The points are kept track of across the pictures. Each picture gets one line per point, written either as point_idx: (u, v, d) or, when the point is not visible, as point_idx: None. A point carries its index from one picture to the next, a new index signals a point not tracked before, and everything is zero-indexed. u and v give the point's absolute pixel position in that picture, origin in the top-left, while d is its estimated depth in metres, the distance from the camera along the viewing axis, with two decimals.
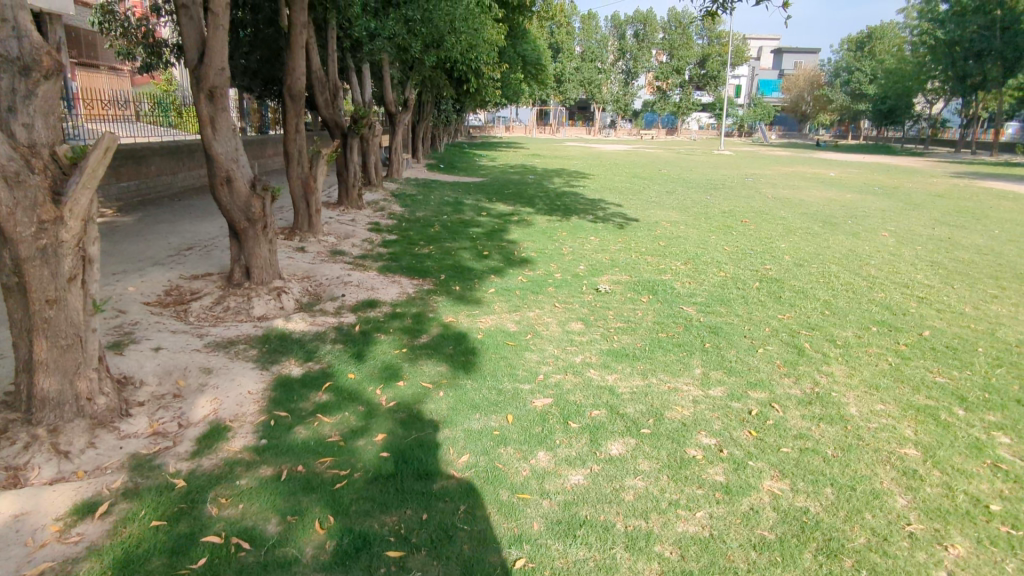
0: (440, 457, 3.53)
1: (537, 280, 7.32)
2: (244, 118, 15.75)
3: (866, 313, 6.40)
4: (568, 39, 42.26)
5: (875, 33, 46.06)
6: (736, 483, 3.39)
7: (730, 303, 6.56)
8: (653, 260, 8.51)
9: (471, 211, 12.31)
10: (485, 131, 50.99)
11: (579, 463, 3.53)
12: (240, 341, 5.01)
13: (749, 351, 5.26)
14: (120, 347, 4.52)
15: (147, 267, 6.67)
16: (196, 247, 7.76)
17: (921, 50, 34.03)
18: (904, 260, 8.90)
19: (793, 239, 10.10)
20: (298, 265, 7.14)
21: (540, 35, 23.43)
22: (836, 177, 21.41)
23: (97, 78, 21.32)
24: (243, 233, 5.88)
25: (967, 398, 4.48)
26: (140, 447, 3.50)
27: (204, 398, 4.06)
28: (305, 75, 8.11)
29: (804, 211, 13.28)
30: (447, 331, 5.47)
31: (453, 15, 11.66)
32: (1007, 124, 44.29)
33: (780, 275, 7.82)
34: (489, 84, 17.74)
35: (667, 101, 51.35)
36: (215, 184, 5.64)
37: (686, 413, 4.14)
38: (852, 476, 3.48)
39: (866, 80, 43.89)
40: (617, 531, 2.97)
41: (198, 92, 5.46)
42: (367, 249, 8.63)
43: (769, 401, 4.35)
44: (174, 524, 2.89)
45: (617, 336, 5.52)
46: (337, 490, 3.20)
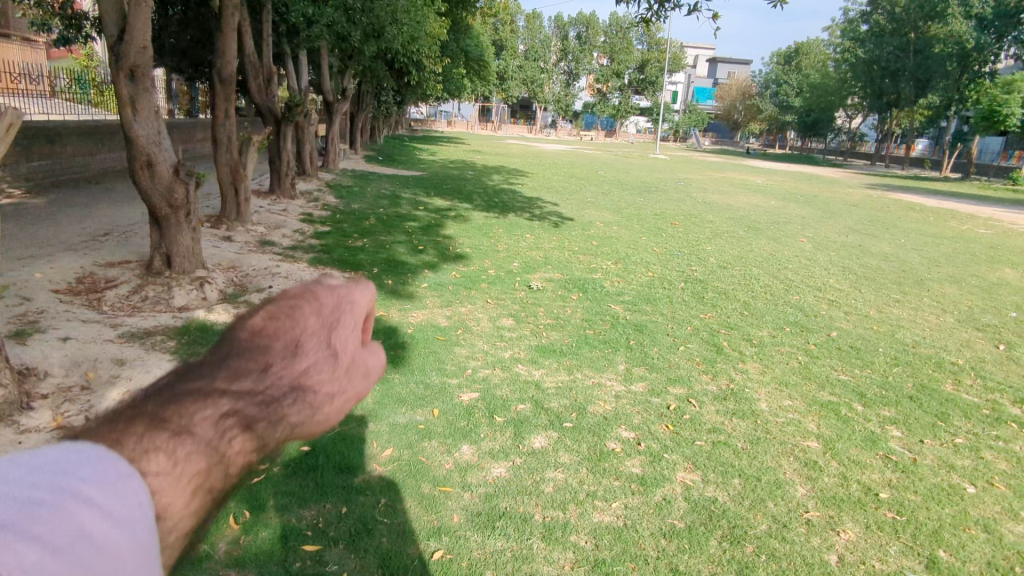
0: (364, 451, 3.52)
1: (471, 276, 7.35)
2: (171, 100, 15.07)
3: (781, 314, 6.77)
4: (512, 37, 42.46)
5: (802, 48, 48.40)
6: (652, 474, 3.53)
7: (656, 303, 6.80)
8: (586, 259, 8.70)
9: (408, 205, 12.21)
10: (427, 125, 50.58)
11: (502, 457, 3.59)
12: (157, 332, 4.82)
13: (671, 349, 5.47)
14: (23, 337, 4.26)
15: (57, 252, 6.30)
16: (113, 233, 7.39)
17: (843, 67, 36.01)
18: (818, 265, 9.45)
19: (719, 243, 10.54)
20: (224, 255, 6.91)
21: (483, 31, 23.45)
22: (763, 183, 22.44)
23: (8, 49, 19.96)
24: (165, 219, 5.65)
25: (866, 395, 4.82)
26: (42, 441, 3.33)
27: (115, 391, 3.89)
28: (236, 58, 7.85)
29: (731, 216, 13.86)
30: (376, 325, 5.44)
31: (395, 7, 11.53)
32: (918, 141, 47.47)
33: (705, 276, 8.16)
34: (430, 77, 17.63)
35: (607, 103, 52.36)
36: (134, 168, 5.39)
37: (608, 408, 4.28)
38: (758, 467, 3.69)
39: (793, 93, 46.10)
40: (535, 522, 3.05)
41: (117, 70, 5.21)
42: (298, 240, 8.43)
43: (686, 397, 4.56)
44: None
45: (546, 333, 5.63)
46: (254, 485, 3.14)
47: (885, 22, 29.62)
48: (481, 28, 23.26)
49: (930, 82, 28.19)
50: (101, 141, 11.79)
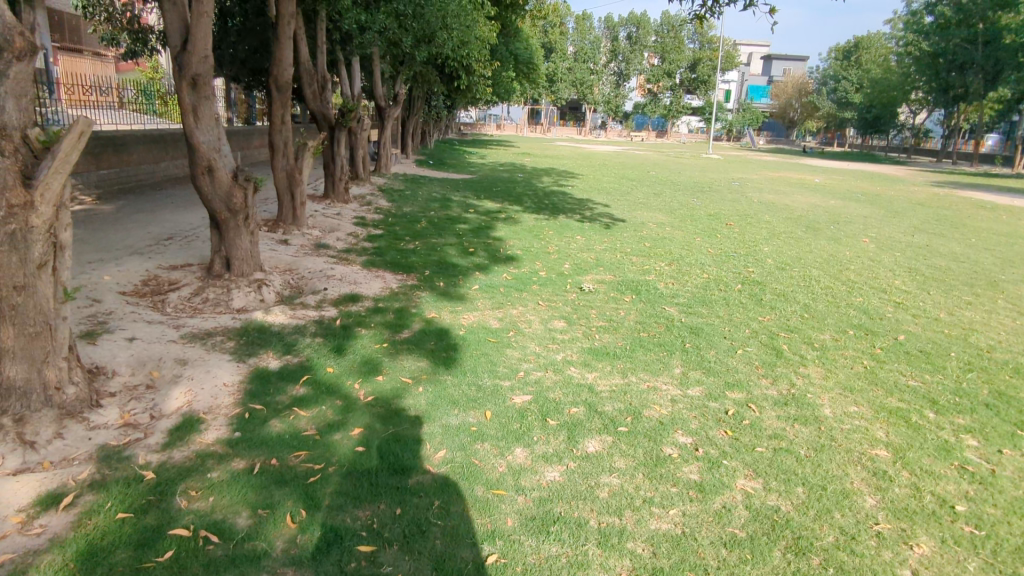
0: (417, 452, 3.52)
1: (522, 278, 7.32)
2: (231, 109, 15.61)
3: (844, 316, 6.48)
4: (561, 40, 42.38)
5: (863, 42, 46.61)
6: (710, 481, 3.40)
7: (711, 305, 6.61)
8: (638, 260, 8.55)
9: (458, 208, 12.29)
10: (476, 130, 50.99)
11: (555, 460, 3.53)
12: (217, 332, 4.96)
13: (728, 352, 5.29)
14: (93, 337, 4.44)
15: (125, 256, 6.59)
16: (176, 237, 7.67)
17: (907, 60, 34.49)
18: (883, 266, 9.04)
19: (777, 243, 10.21)
20: (281, 258, 7.08)
21: (531, 34, 23.44)
22: (822, 182, 21.65)
23: (80, 64, 21.13)
24: (224, 223, 5.82)
25: (939, 402, 4.54)
26: (110, 438, 3.45)
27: (178, 390, 4.01)
28: (292, 66, 8.04)
29: (787, 216, 13.43)
30: (428, 327, 5.45)
31: (445, 11, 11.63)
32: (989, 136, 45.03)
33: (762, 277, 7.89)
34: (480, 81, 17.73)
35: (657, 104, 51.66)
36: (196, 174, 5.58)
37: (664, 412, 4.16)
38: (823, 476, 3.51)
39: (853, 88, 44.43)
40: (590, 528, 2.98)
41: (180, 80, 5.38)
42: (352, 243, 8.57)
43: (746, 402, 4.39)
44: (141, 517, 2.86)
45: (598, 335, 5.54)
46: (310, 484, 3.17)
47: (953, 12, 28.27)
48: (530, 31, 23.24)
49: (1002, 74, 26.72)
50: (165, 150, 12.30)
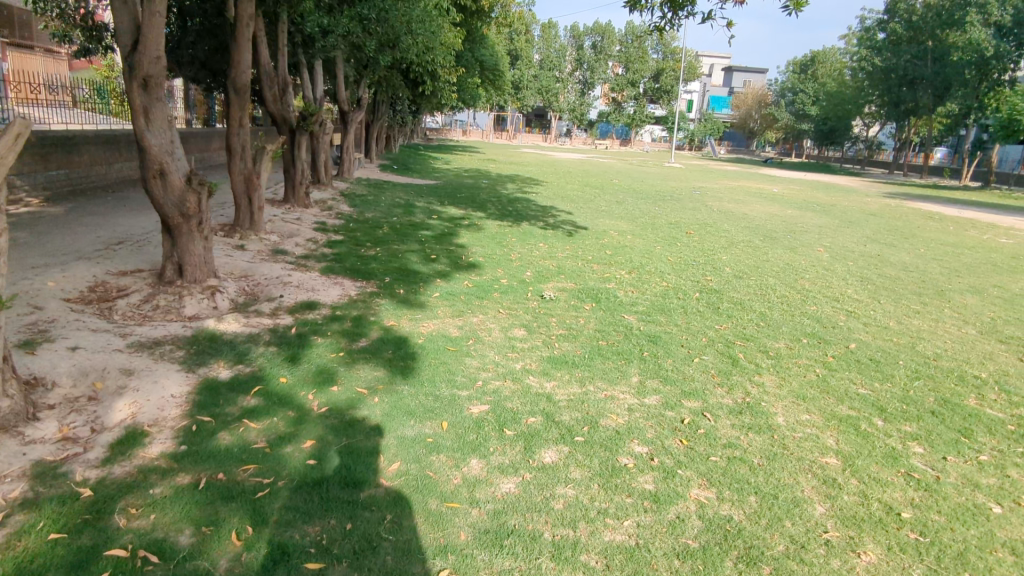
0: (370, 465, 3.45)
1: (483, 286, 7.29)
2: (188, 109, 15.23)
3: (798, 325, 6.62)
4: (527, 47, 42.56)
5: (819, 56, 48.07)
6: (664, 491, 3.43)
7: (670, 313, 6.70)
8: (599, 268, 8.62)
9: (422, 214, 12.20)
10: (442, 134, 50.81)
11: (512, 472, 3.50)
12: (166, 341, 4.80)
13: (685, 361, 5.36)
14: (32, 346, 4.25)
15: (71, 261, 6.34)
16: (126, 242, 7.42)
17: (860, 75, 35.69)
18: (836, 275, 9.29)
19: (735, 252, 10.42)
20: (236, 263, 6.91)
21: (497, 41, 23.51)
22: (779, 193, 22.17)
23: (30, 60, 20.39)
24: (177, 228, 5.64)
25: (887, 409, 4.68)
26: (47, 453, 3.30)
27: (122, 402, 3.86)
28: (250, 68, 7.88)
29: (746, 225, 13.72)
30: (386, 335, 5.38)
31: (410, 16, 11.56)
32: (937, 150, 46.84)
33: (720, 286, 8.03)
34: (445, 87, 17.70)
35: (621, 112, 52.30)
36: (146, 177, 5.41)
37: (621, 421, 4.18)
38: (775, 484, 3.57)
39: (810, 101, 45.76)
40: (544, 541, 2.96)
41: (130, 81, 5.21)
42: (311, 249, 8.42)
43: (702, 410, 4.44)
44: (76, 537, 2.73)
45: (559, 343, 5.54)
46: (258, 500, 3.08)
47: (903, 31, 29.39)
48: (496, 38, 23.30)
49: (949, 90, 27.88)
50: (118, 151, 11.92)
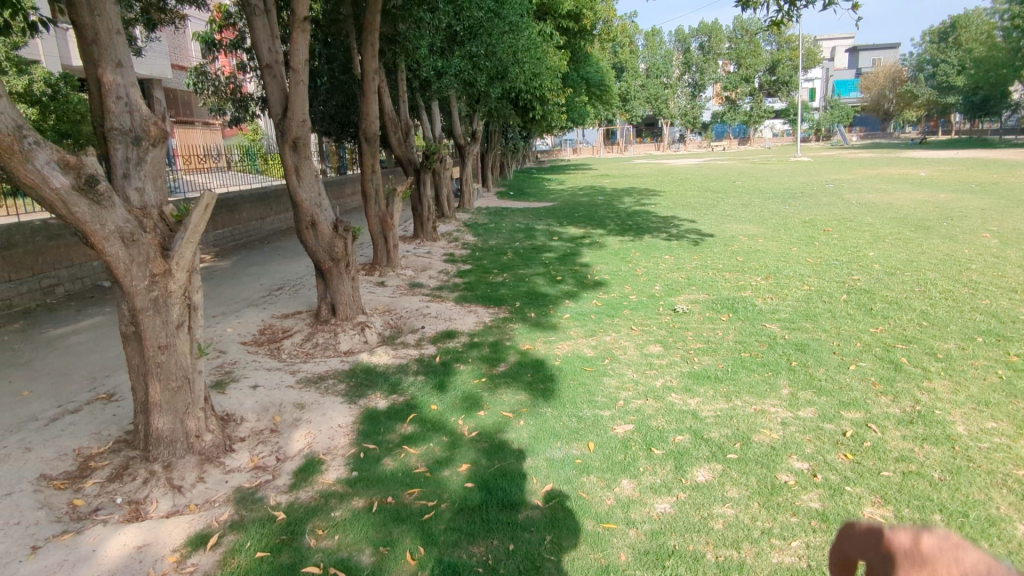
0: (525, 487, 3.56)
1: (613, 303, 7.28)
2: (324, 161, 16.65)
3: (970, 323, 5.96)
4: (632, 58, 42.06)
5: (960, 20, 43.51)
6: (834, 510, 3.23)
7: (816, 318, 6.30)
8: (732, 276, 8.31)
9: (543, 236, 12.41)
10: (552, 156, 51.46)
11: (665, 491, 3.47)
12: (329, 376, 5.26)
13: (840, 369, 5.02)
14: (223, 386, 4.85)
15: (243, 308, 7.15)
16: (285, 287, 8.23)
17: (1015, 35, 31.75)
18: (1010, 263, 8.27)
19: (883, 247, 9.60)
20: (379, 300, 7.43)
21: (602, 58, 23.59)
22: (927, 176, 20.18)
23: (194, 134, 23.35)
24: (328, 272, 6.20)
25: None
26: (244, 480, 3.75)
27: (299, 433, 4.29)
28: (378, 117, 8.50)
29: (893, 216, 12.60)
30: (524, 359, 5.54)
31: (517, 46, 11.90)
32: None
33: (870, 285, 7.43)
34: (554, 109, 18.00)
35: (737, 111, 50.19)
36: (301, 229, 6.03)
37: (775, 436, 4.00)
38: (963, 501, 3.24)
39: (954, 71, 41.38)
40: (707, 562, 2.90)
41: (283, 144, 5.84)
42: (443, 280, 8.86)
43: (865, 422, 4.14)
44: (277, 555, 3.07)
45: (697, 358, 5.41)
46: (426, 521, 3.28)
47: None
48: (600, 55, 23.36)
49: None
50: (270, 206, 13.28)
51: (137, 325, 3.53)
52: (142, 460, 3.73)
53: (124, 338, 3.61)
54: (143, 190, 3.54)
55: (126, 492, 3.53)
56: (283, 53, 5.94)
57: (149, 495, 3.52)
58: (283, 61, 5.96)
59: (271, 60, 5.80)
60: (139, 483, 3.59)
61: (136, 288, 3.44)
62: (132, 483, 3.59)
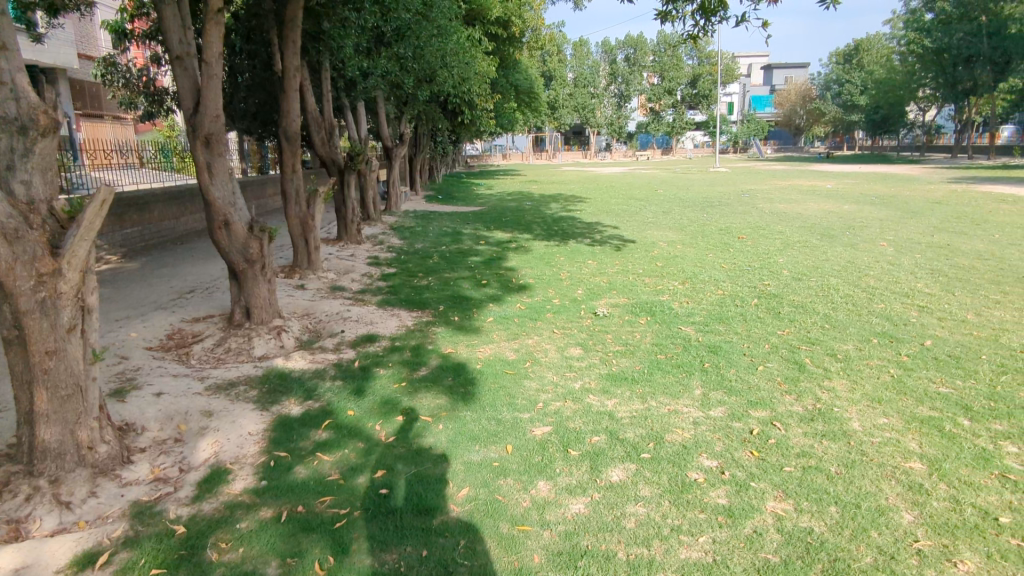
0: (440, 491, 3.52)
1: (536, 307, 7.33)
2: (245, 160, 16.00)
3: (867, 325, 6.37)
4: (561, 67, 42.82)
5: (863, 44, 46.78)
6: (739, 505, 3.35)
7: (728, 321, 6.57)
8: (651, 281, 8.55)
9: (470, 240, 12.39)
10: (482, 161, 51.60)
11: (580, 492, 3.50)
12: (240, 382, 5.02)
13: (749, 369, 5.24)
14: (122, 394, 4.54)
15: (150, 311, 6.75)
16: (197, 290, 7.83)
17: (910, 59, 34.44)
18: (902, 269, 8.91)
19: (791, 254, 10.14)
20: (298, 303, 7.19)
21: (530, 65, 23.84)
22: (833, 188, 21.51)
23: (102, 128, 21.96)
24: (242, 274, 5.94)
25: (973, 408, 4.44)
26: (142, 493, 3.51)
27: (205, 441, 4.07)
28: (300, 116, 8.23)
29: (801, 225, 13.34)
30: (445, 362, 5.48)
31: (445, 50, 11.85)
32: (1003, 128, 44.40)
33: (779, 290, 7.83)
34: (484, 114, 18.04)
35: (661, 122, 51.99)
36: (213, 229, 5.73)
37: (687, 435, 4.12)
38: (856, 493, 3.44)
39: (858, 91, 44.47)
40: (619, 561, 2.94)
41: (194, 139, 5.54)
42: (366, 283, 8.67)
43: (770, 420, 4.33)
44: (174, 572, 2.89)
45: (616, 359, 5.53)
46: (337, 530, 3.18)
47: (952, 8, 28.38)
48: (529, 62, 23.64)
49: (1009, 66, 26.82)
50: (184, 205, 12.63)
51: (21, 329, 3.25)
52: (25, 476, 3.43)
53: (5, 343, 3.31)
54: (30, 183, 3.27)
55: (5, 510, 3.23)
56: (195, 45, 5.64)
57: (31, 513, 3.24)
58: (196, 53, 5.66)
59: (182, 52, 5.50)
60: (21, 500, 3.30)
61: (20, 288, 3.18)
62: (13, 500, 3.29)
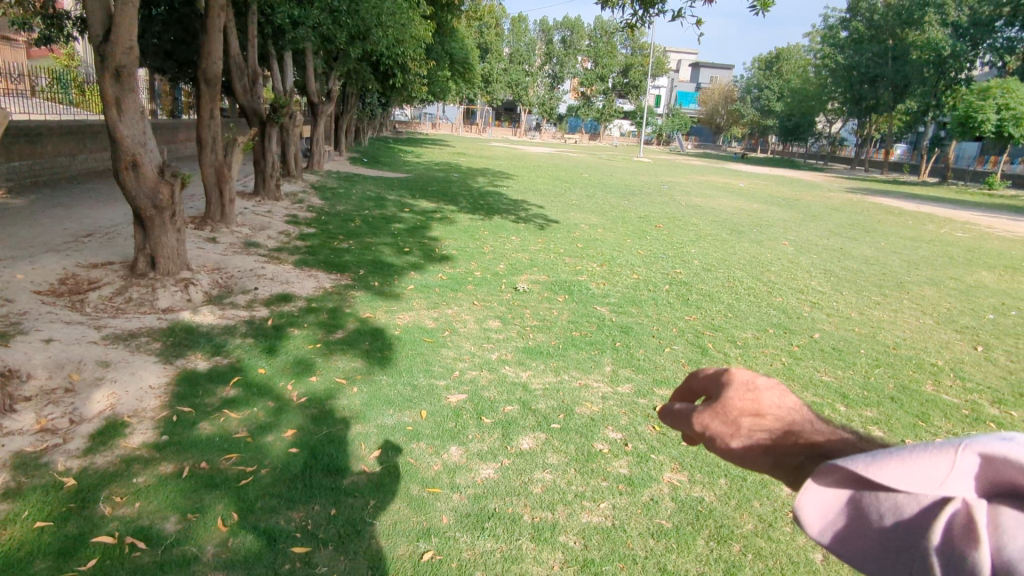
0: (351, 452, 3.51)
1: (457, 278, 7.34)
2: (155, 100, 14.89)
3: (765, 316, 6.85)
4: (497, 41, 42.43)
5: (784, 53, 49.19)
6: (639, 475, 3.56)
7: (641, 304, 6.86)
8: (571, 261, 8.76)
9: (394, 206, 12.17)
10: (410, 128, 50.52)
11: (490, 457, 3.60)
12: (142, 333, 4.76)
13: (656, 350, 5.52)
14: (5, 339, 4.20)
15: (39, 253, 6.23)
16: (95, 234, 7.28)
17: (823, 72, 36.63)
18: (800, 268, 9.59)
19: (703, 245, 10.66)
20: (208, 256, 6.85)
21: (467, 34, 23.44)
22: (745, 187, 22.70)
23: None
24: (149, 220, 5.59)
25: (849, 396, 4.89)
26: (26, 444, 3.29)
27: (100, 393, 3.84)
28: (221, 58, 7.75)
29: (713, 219, 14.02)
30: (363, 326, 5.41)
31: (381, 9, 11.46)
32: (897, 146, 48.14)
33: (689, 278, 8.24)
34: (416, 79, 17.66)
35: (591, 107, 52.71)
36: (118, 168, 5.33)
37: (595, 409, 4.31)
38: (744, 467, 3.74)
39: (775, 97, 46.86)
40: (524, 523, 3.07)
41: (102, 70, 5.11)
42: (283, 242, 8.37)
43: (673, 398, 4.60)
44: (62, 525, 2.75)
45: (533, 334, 5.66)
46: (242, 487, 3.12)
47: (864, 29, 30.34)
48: (465, 31, 23.27)
49: (908, 88, 29.08)
50: (83, 142, 11.64)
51: None
52: None
53: None
54: None
55: None
56: None
57: None
58: None
59: None
60: None
61: None
62: None
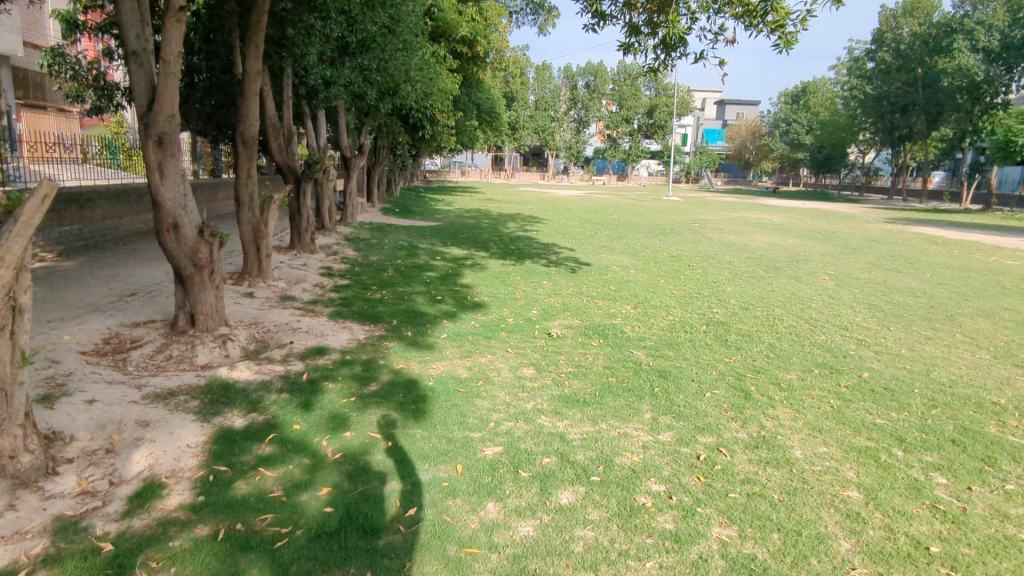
0: (387, 511, 3.44)
1: (490, 325, 7.31)
2: (196, 162, 15.55)
3: (808, 356, 6.61)
4: (523, 89, 43.45)
5: (810, 87, 49.21)
6: (685, 530, 3.39)
7: (678, 347, 6.70)
8: (604, 304, 8.66)
9: (426, 255, 12.30)
10: (440, 176, 51.66)
11: (529, 514, 3.48)
12: (181, 391, 4.81)
13: (697, 395, 5.34)
14: (50, 400, 4.29)
15: (85, 314, 6.42)
16: (138, 293, 7.49)
17: (852, 104, 36.42)
18: (842, 303, 9.31)
19: (739, 283, 10.47)
20: (246, 311, 6.96)
21: (494, 84, 24.05)
22: (779, 222, 22.41)
23: (45, 120, 21.04)
24: (189, 279, 5.72)
25: (906, 439, 4.62)
26: (67, 508, 3.31)
27: (140, 453, 3.87)
28: (258, 120, 8.02)
29: (748, 256, 13.80)
30: (397, 378, 5.39)
31: (409, 65, 11.82)
32: (935, 174, 47.14)
33: (727, 318, 8.06)
34: (444, 130, 18.09)
35: (617, 148, 53.24)
36: (160, 230, 5.50)
37: (636, 459, 4.16)
38: (798, 520, 3.53)
39: (803, 130, 46.65)
40: None
41: (146, 138, 5.33)
42: (318, 294, 8.49)
43: (717, 446, 4.42)
44: None
45: (568, 381, 5.55)
46: (276, 549, 3.06)
47: (891, 59, 30.16)
48: (492, 82, 23.88)
49: (941, 116, 28.65)
50: (129, 204, 12.16)
51: None
52: None
53: None
54: None
55: None
56: (153, 42, 5.44)
57: None
58: (153, 50, 5.45)
59: (138, 47, 5.30)
60: None
61: None
62: None
